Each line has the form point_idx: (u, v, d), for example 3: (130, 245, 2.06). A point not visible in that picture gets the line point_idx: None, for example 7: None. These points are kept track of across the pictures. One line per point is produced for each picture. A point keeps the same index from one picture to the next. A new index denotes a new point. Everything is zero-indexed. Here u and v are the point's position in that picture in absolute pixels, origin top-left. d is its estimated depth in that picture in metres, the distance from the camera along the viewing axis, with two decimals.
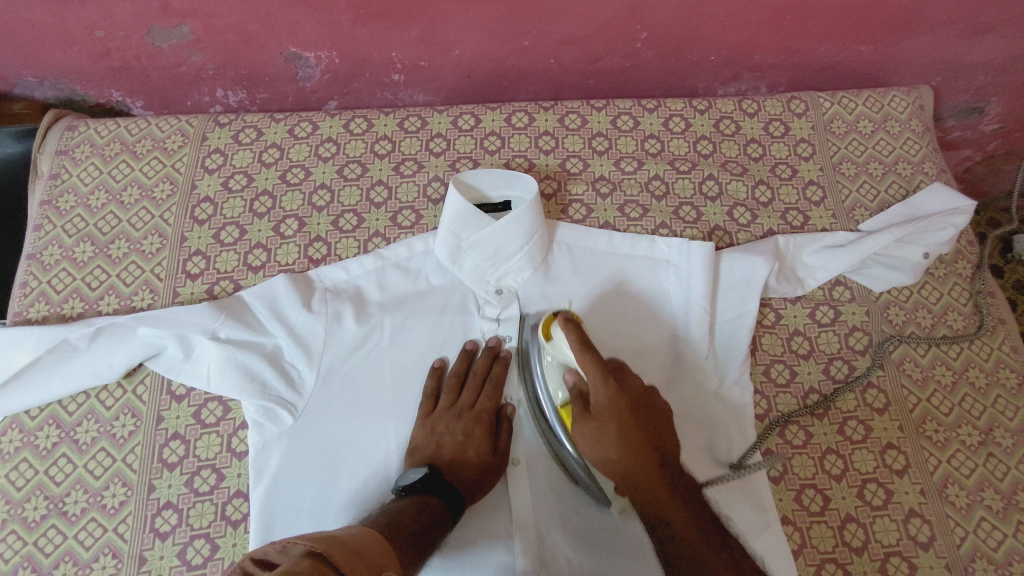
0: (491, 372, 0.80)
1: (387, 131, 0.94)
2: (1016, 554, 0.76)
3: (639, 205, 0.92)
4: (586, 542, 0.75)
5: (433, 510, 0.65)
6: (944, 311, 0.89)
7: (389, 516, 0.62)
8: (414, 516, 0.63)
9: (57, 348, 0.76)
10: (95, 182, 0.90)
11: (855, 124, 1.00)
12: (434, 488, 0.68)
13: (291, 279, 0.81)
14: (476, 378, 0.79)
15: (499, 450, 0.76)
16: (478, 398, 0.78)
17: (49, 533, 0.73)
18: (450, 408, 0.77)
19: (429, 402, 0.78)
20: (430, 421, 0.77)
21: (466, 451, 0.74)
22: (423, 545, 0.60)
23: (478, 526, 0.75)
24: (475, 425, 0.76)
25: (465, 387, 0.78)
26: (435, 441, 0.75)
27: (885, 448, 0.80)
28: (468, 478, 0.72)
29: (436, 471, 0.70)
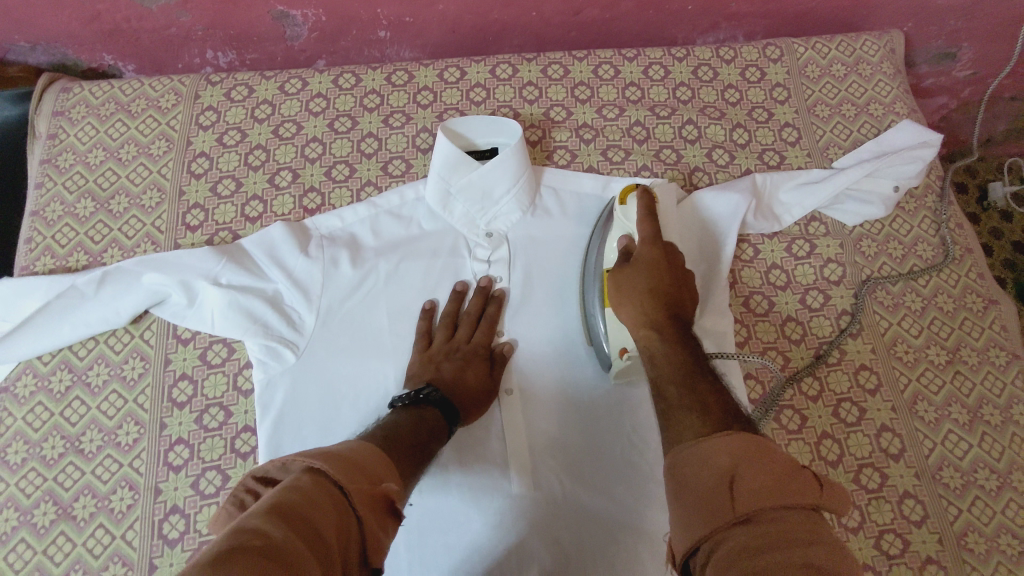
0: (485, 310, 0.83)
1: (375, 85, 0.97)
2: (981, 462, 0.81)
3: (621, 149, 0.96)
4: (575, 475, 0.79)
5: (431, 428, 0.67)
6: (914, 242, 0.93)
7: (388, 429, 0.64)
8: (414, 433, 0.65)
9: (66, 295, 0.79)
10: (93, 141, 0.92)
11: (828, 68, 1.03)
12: (432, 406, 0.71)
13: (287, 227, 0.84)
14: (471, 317, 0.82)
15: (492, 379, 0.79)
16: (475, 334, 0.82)
17: (67, 469, 0.77)
18: (447, 342, 0.81)
19: (425, 336, 0.82)
20: (427, 355, 0.80)
21: (465, 377, 0.77)
22: (420, 453, 0.62)
23: (473, 458, 0.79)
24: (472, 357, 0.79)
25: (462, 322, 0.82)
26: (433, 367, 0.78)
27: (859, 369, 0.85)
28: (465, 402, 0.75)
29: (435, 394, 0.72)
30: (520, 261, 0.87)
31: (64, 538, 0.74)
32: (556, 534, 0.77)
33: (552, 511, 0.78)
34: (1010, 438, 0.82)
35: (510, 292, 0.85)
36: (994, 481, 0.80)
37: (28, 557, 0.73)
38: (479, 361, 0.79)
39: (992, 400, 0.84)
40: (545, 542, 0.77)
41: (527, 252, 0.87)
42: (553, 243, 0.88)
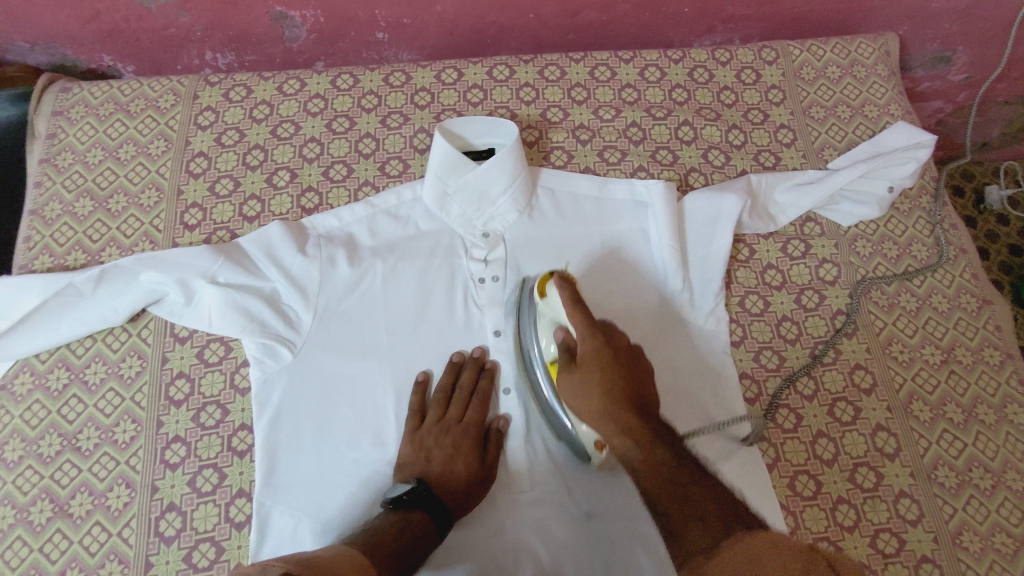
0: (477, 384, 0.81)
1: (373, 86, 0.98)
2: (976, 461, 0.81)
3: (618, 150, 0.96)
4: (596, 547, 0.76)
5: (415, 528, 0.66)
6: (909, 243, 0.93)
7: (368, 537, 0.63)
8: (394, 536, 0.64)
9: (64, 292, 0.79)
10: (91, 141, 0.93)
11: (824, 70, 1.04)
12: (421, 503, 0.69)
13: (285, 226, 0.85)
14: (463, 393, 0.79)
15: (487, 462, 0.77)
16: (466, 411, 0.79)
17: (64, 467, 0.77)
18: (439, 423, 0.78)
19: (415, 418, 0.78)
20: (418, 437, 0.77)
21: (455, 465, 0.75)
22: (402, 565, 0.61)
23: (488, 546, 0.76)
24: (463, 437, 0.77)
25: (453, 401, 0.79)
26: (424, 456, 0.75)
27: (854, 368, 0.86)
28: (457, 491, 0.73)
29: (426, 492, 0.70)
30: (517, 260, 0.87)
31: (60, 536, 0.74)
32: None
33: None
34: (1005, 437, 0.82)
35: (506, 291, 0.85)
36: (989, 480, 0.80)
37: (25, 555, 0.73)
38: (472, 432, 0.78)
39: (987, 400, 0.84)
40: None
41: (523, 251, 0.88)
42: (550, 242, 0.88)
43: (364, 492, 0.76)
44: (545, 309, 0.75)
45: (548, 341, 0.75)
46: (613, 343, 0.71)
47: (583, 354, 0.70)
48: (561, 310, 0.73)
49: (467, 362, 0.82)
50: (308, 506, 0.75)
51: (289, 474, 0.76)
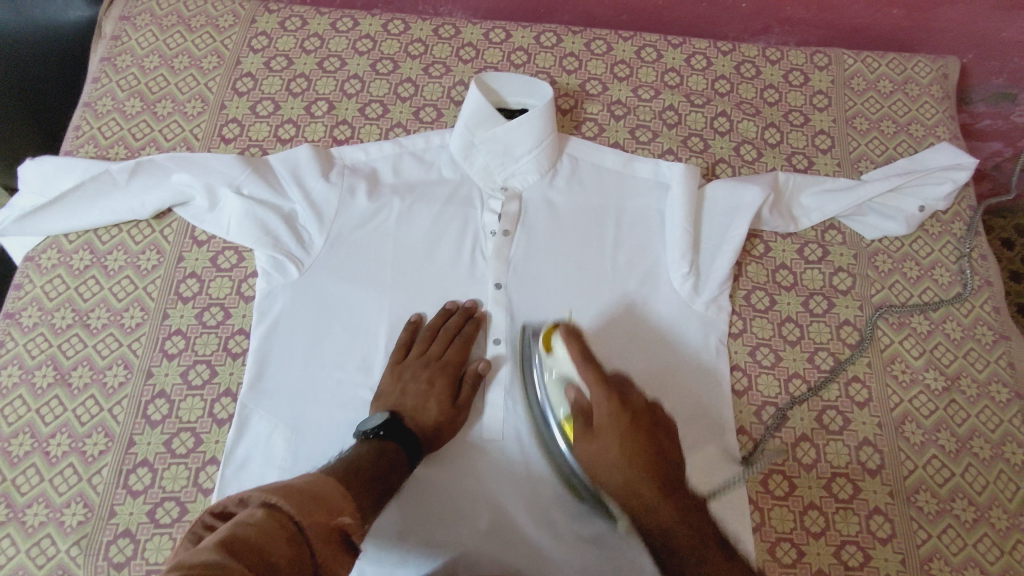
0: (463, 329, 0.82)
1: (422, 35, 1.00)
2: (960, 493, 0.79)
3: (650, 130, 0.96)
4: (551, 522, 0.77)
5: (391, 457, 0.68)
6: (932, 266, 0.91)
7: (348, 462, 0.65)
8: (372, 462, 0.65)
9: (100, 179, 0.84)
10: (150, 48, 0.97)
11: (875, 83, 1.02)
12: (395, 435, 0.70)
13: (313, 150, 0.88)
14: (448, 333, 0.81)
15: (460, 402, 0.78)
16: (447, 351, 0.80)
17: (72, 340, 0.81)
18: (420, 358, 0.79)
19: (401, 351, 0.80)
20: (398, 369, 0.79)
21: (429, 402, 0.76)
22: (379, 490, 0.63)
23: (451, 495, 0.77)
24: (439, 376, 0.78)
25: (438, 338, 0.80)
26: (400, 389, 0.77)
27: (850, 380, 0.84)
28: (429, 427, 0.75)
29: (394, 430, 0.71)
30: (531, 219, 0.88)
31: (57, 401, 0.79)
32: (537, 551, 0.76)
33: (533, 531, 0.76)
34: (996, 474, 0.80)
35: (515, 246, 0.86)
36: (970, 513, 0.78)
37: (22, 413, 0.78)
38: (449, 377, 0.79)
39: (984, 434, 0.82)
40: (528, 555, 0.76)
41: (537, 211, 0.89)
42: (566, 207, 0.89)
43: (341, 412, 0.78)
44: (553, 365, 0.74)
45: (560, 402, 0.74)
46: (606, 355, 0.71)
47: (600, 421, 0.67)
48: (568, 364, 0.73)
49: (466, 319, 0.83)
50: (287, 414, 0.78)
51: (275, 383, 0.79)
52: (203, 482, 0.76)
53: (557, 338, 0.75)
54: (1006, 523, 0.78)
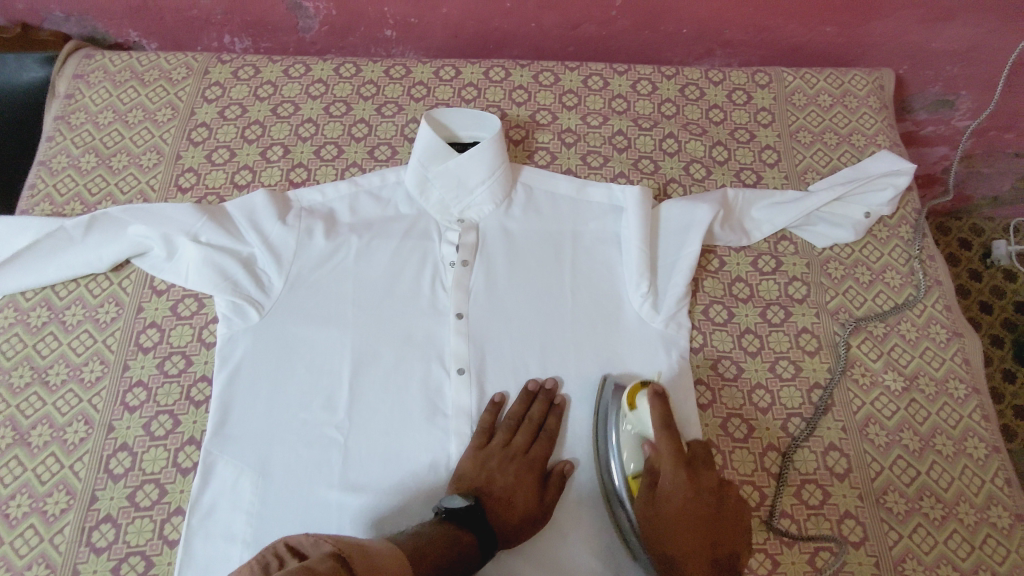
0: (545, 421, 0.81)
1: (374, 76, 1.03)
2: (927, 491, 0.80)
3: (600, 155, 0.99)
4: (550, 569, 0.76)
5: (467, 548, 0.64)
6: (883, 269, 0.93)
7: (419, 542, 0.62)
8: (446, 548, 0.62)
9: (55, 235, 0.84)
10: (104, 104, 0.99)
11: (815, 98, 1.06)
12: (471, 524, 0.67)
13: (269, 195, 0.88)
14: (532, 424, 0.79)
15: (544, 502, 0.76)
16: (531, 443, 0.79)
17: (31, 399, 0.81)
18: (504, 448, 0.77)
19: (484, 436, 0.78)
20: (481, 456, 0.76)
21: (515, 495, 0.73)
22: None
23: None
24: (528, 471, 0.76)
25: (522, 429, 0.79)
26: (485, 476, 0.74)
27: (812, 386, 0.86)
28: (512, 523, 0.72)
29: (477, 501, 0.70)
30: (489, 248, 0.89)
31: (17, 462, 0.78)
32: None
33: (525, 573, 0.75)
34: (961, 469, 0.81)
35: (474, 278, 0.87)
36: (939, 510, 0.79)
37: None
38: (528, 432, 0.79)
39: (946, 431, 0.83)
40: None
41: (495, 241, 0.90)
42: (521, 235, 0.91)
43: (308, 453, 0.78)
44: (633, 422, 0.76)
45: (630, 457, 0.75)
46: (698, 480, 0.71)
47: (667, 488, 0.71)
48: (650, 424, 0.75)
49: (539, 392, 0.82)
50: (252, 459, 0.77)
51: (238, 428, 0.78)
52: (168, 534, 0.75)
53: (643, 397, 0.76)
54: (975, 517, 0.79)
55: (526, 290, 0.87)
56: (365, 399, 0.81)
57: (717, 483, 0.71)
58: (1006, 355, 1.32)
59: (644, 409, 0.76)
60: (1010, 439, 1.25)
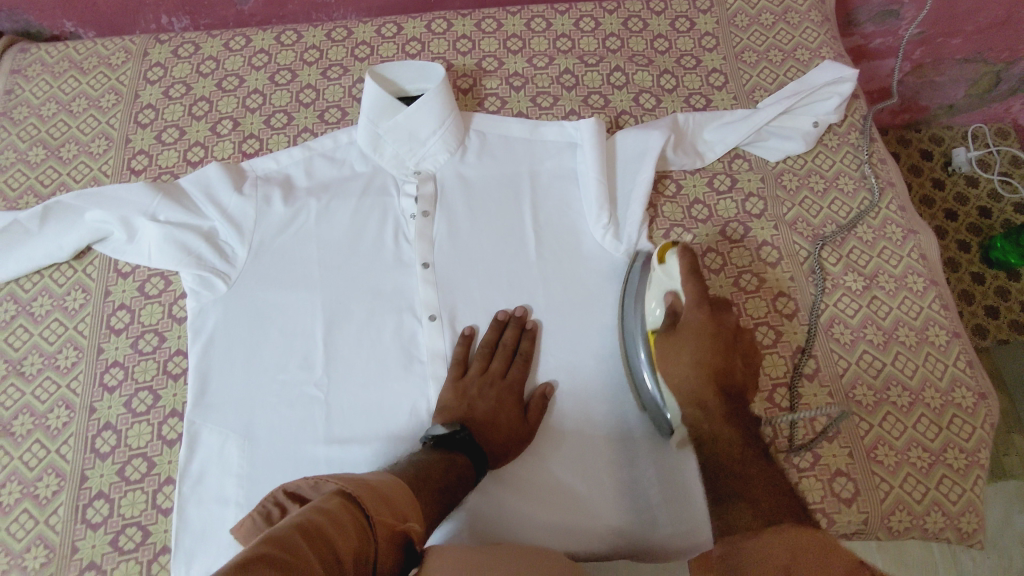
0: (519, 344, 0.82)
1: (316, 41, 1.02)
2: (894, 381, 0.83)
3: (550, 95, 0.99)
4: (545, 498, 0.78)
5: (460, 469, 0.66)
6: (836, 176, 0.95)
7: (418, 466, 0.63)
8: (443, 472, 0.63)
9: (10, 229, 0.84)
10: (46, 96, 0.98)
11: (757, 18, 1.06)
12: (463, 447, 0.69)
13: (222, 166, 0.88)
14: (506, 349, 0.81)
15: (527, 419, 0.78)
16: (507, 368, 0.81)
17: (9, 390, 0.82)
18: (481, 375, 0.79)
19: (460, 368, 0.80)
20: (460, 385, 0.78)
21: (497, 419, 0.76)
22: (446, 500, 0.61)
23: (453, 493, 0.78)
24: (507, 394, 0.78)
25: (497, 355, 0.81)
26: (466, 404, 0.76)
27: (777, 295, 0.88)
28: (497, 444, 0.75)
29: (464, 427, 0.72)
30: (448, 197, 0.90)
31: (2, 452, 0.79)
32: (534, 524, 0.77)
33: (520, 505, 0.78)
34: (925, 357, 0.84)
35: (436, 227, 0.88)
36: (906, 398, 0.82)
37: None
38: (504, 357, 0.81)
39: (909, 323, 0.86)
40: (527, 530, 0.77)
41: (453, 189, 0.91)
42: (478, 180, 0.91)
43: (290, 412, 0.79)
44: (662, 275, 0.77)
45: (655, 304, 0.76)
46: (719, 321, 0.72)
47: (686, 321, 0.72)
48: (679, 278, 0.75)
49: (510, 320, 0.83)
50: (236, 424, 0.78)
51: (218, 396, 0.79)
52: (162, 503, 0.76)
53: (672, 252, 0.77)
54: (940, 401, 0.81)
55: (489, 234, 0.88)
56: (341, 355, 0.82)
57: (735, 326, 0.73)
58: (974, 258, 1.35)
59: (674, 262, 0.76)
60: (983, 338, 1.29)
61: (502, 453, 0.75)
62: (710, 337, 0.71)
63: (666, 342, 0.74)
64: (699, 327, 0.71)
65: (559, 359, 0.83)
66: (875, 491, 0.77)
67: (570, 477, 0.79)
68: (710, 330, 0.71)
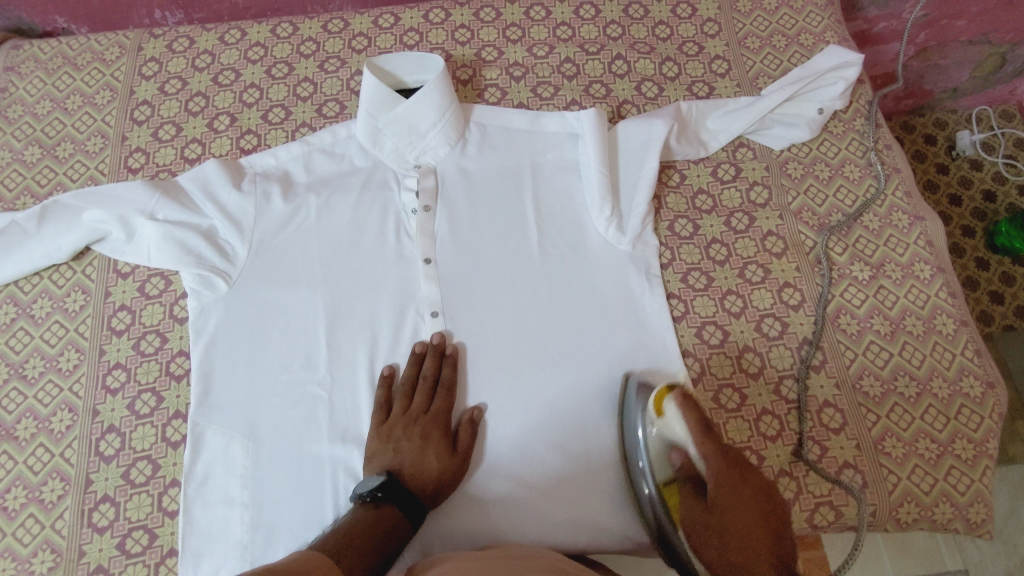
0: (440, 373, 0.79)
1: (312, 33, 1.00)
2: (902, 371, 0.82)
3: (551, 85, 0.98)
4: (559, 495, 0.78)
5: (388, 524, 0.64)
6: (841, 164, 0.94)
7: (340, 534, 0.61)
8: (367, 533, 0.61)
9: (8, 230, 0.83)
10: (40, 93, 0.96)
11: (760, 2, 1.04)
12: (393, 496, 0.67)
13: (220, 163, 0.87)
14: (427, 382, 0.78)
15: (458, 450, 0.76)
16: (433, 400, 0.78)
17: (11, 394, 0.81)
18: (405, 414, 0.77)
19: (382, 410, 0.77)
20: (385, 428, 0.76)
21: (427, 455, 0.74)
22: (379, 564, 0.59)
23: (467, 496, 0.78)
24: (433, 428, 0.76)
25: (418, 391, 0.78)
26: (392, 448, 0.74)
27: (783, 286, 0.87)
28: (430, 485, 0.73)
29: (390, 475, 0.70)
30: (449, 191, 0.89)
31: (7, 456, 0.78)
32: (550, 521, 0.77)
33: (534, 502, 0.78)
34: (932, 347, 0.83)
35: (438, 222, 0.87)
36: (913, 388, 0.81)
37: None
38: (425, 391, 0.78)
39: (916, 313, 0.85)
40: (543, 527, 0.77)
41: (454, 182, 0.90)
42: (479, 173, 0.90)
43: (294, 411, 0.79)
44: (660, 429, 0.74)
45: (659, 456, 0.74)
46: (746, 470, 0.70)
47: (714, 498, 0.69)
48: (680, 429, 0.73)
49: (428, 350, 0.81)
50: (240, 424, 0.78)
51: (222, 396, 0.79)
52: (168, 505, 0.76)
53: (671, 401, 0.74)
54: (948, 391, 0.81)
55: (490, 228, 0.87)
56: (344, 353, 0.81)
57: (762, 479, 0.70)
58: (979, 243, 1.34)
59: (673, 416, 0.73)
60: (988, 324, 1.29)
61: (437, 494, 0.73)
62: (746, 502, 0.68)
63: (689, 502, 0.71)
64: (721, 482, 0.69)
65: (565, 354, 0.82)
66: (883, 483, 0.77)
67: (570, 472, 0.79)
68: (735, 480, 0.69)
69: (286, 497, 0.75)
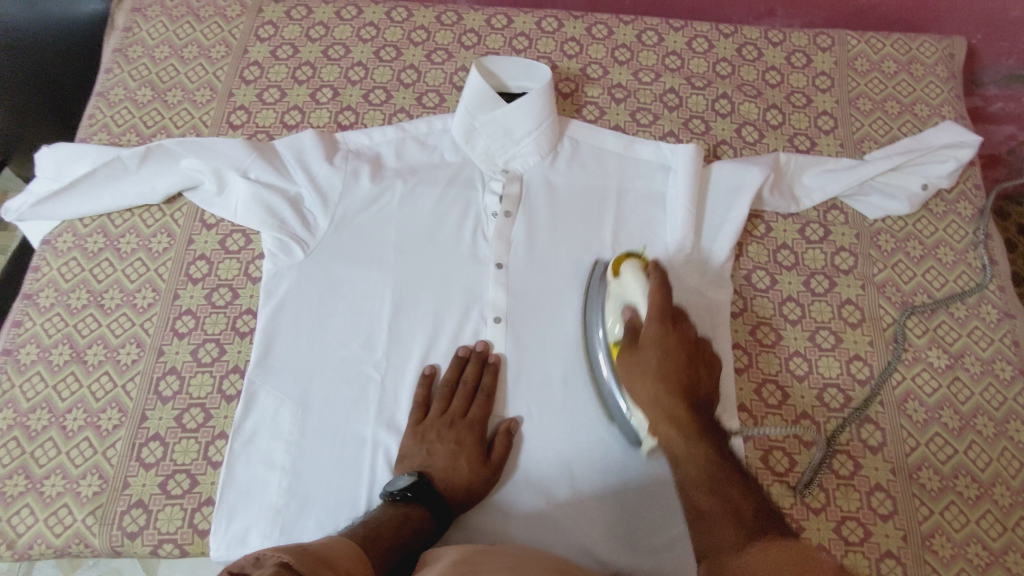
0: (481, 379, 0.80)
1: (424, 22, 1.02)
2: (963, 470, 0.79)
3: (650, 113, 0.97)
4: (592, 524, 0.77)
5: (413, 525, 0.66)
6: (936, 245, 0.91)
7: (368, 528, 0.64)
8: (393, 531, 0.64)
9: (111, 164, 0.87)
10: (161, 39, 1.00)
11: (879, 64, 1.01)
12: (422, 498, 0.69)
13: (317, 134, 0.89)
14: (466, 388, 0.79)
15: (491, 460, 0.76)
16: (470, 406, 0.79)
17: (87, 320, 0.85)
18: (441, 417, 0.78)
19: (421, 409, 0.78)
20: (420, 430, 0.77)
21: (458, 463, 0.75)
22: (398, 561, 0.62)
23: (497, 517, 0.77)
24: (468, 434, 0.77)
25: (457, 395, 0.79)
26: (425, 449, 0.76)
27: (852, 358, 0.84)
28: (459, 493, 0.74)
29: (422, 476, 0.71)
30: (532, 201, 0.89)
31: (73, 377, 0.82)
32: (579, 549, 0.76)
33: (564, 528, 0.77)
34: (1000, 452, 0.80)
35: (516, 228, 0.87)
36: (973, 490, 0.78)
37: (40, 389, 0.82)
38: (463, 396, 0.79)
39: (988, 412, 0.82)
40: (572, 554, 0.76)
41: (539, 192, 0.90)
42: (565, 188, 0.90)
43: (346, 389, 0.80)
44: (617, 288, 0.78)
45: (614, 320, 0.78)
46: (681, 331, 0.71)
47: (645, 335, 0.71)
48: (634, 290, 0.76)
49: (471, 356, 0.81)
50: (292, 390, 0.80)
51: (280, 359, 0.81)
52: (212, 455, 0.79)
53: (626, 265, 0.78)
54: (1010, 500, 0.77)
55: (566, 245, 0.87)
56: (403, 341, 0.82)
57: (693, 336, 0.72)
58: None
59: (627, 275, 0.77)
60: None
61: (466, 500, 0.75)
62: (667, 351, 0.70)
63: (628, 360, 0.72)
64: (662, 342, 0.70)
65: None
66: None
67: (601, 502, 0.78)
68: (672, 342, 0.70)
69: (323, 470, 0.77)
